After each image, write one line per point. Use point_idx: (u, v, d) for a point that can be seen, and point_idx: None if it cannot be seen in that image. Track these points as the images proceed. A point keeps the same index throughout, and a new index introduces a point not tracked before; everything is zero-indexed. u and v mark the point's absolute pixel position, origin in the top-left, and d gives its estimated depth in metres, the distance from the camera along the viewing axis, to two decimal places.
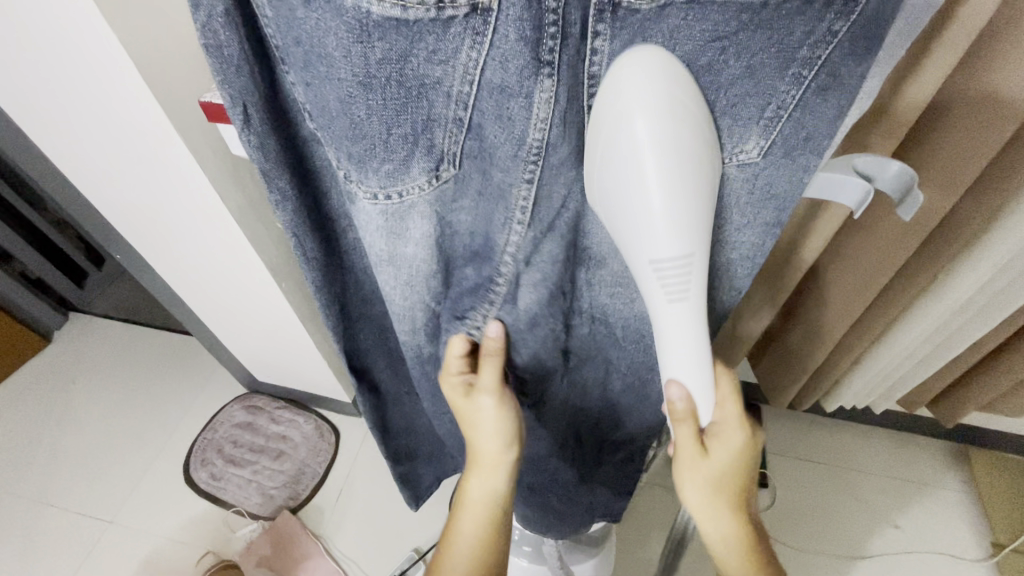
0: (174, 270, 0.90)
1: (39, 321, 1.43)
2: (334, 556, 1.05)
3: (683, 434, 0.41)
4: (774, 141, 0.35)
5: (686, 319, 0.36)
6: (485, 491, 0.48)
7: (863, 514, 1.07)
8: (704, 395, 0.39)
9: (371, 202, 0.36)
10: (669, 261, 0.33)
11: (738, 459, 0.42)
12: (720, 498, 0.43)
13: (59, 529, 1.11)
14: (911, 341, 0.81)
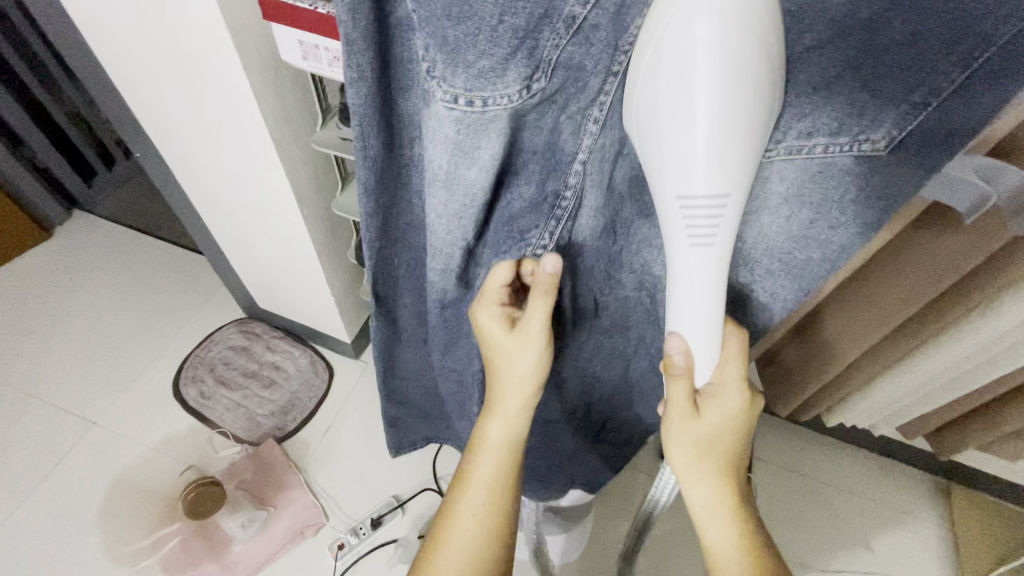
0: (194, 178, 0.87)
1: (43, 213, 1.39)
2: (313, 491, 1.05)
3: (676, 391, 0.41)
4: (910, 133, 0.33)
5: (702, 319, 0.39)
6: (505, 434, 0.50)
7: (836, 531, 1.09)
8: (704, 351, 0.40)
9: (449, 105, 0.33)
10: (698, 198, 0.33)
11: (730, 425, 0.43)
12: (707, 461, 0.44)
13: (42, 422, 1.10)
14: (926, 372, 0.79)
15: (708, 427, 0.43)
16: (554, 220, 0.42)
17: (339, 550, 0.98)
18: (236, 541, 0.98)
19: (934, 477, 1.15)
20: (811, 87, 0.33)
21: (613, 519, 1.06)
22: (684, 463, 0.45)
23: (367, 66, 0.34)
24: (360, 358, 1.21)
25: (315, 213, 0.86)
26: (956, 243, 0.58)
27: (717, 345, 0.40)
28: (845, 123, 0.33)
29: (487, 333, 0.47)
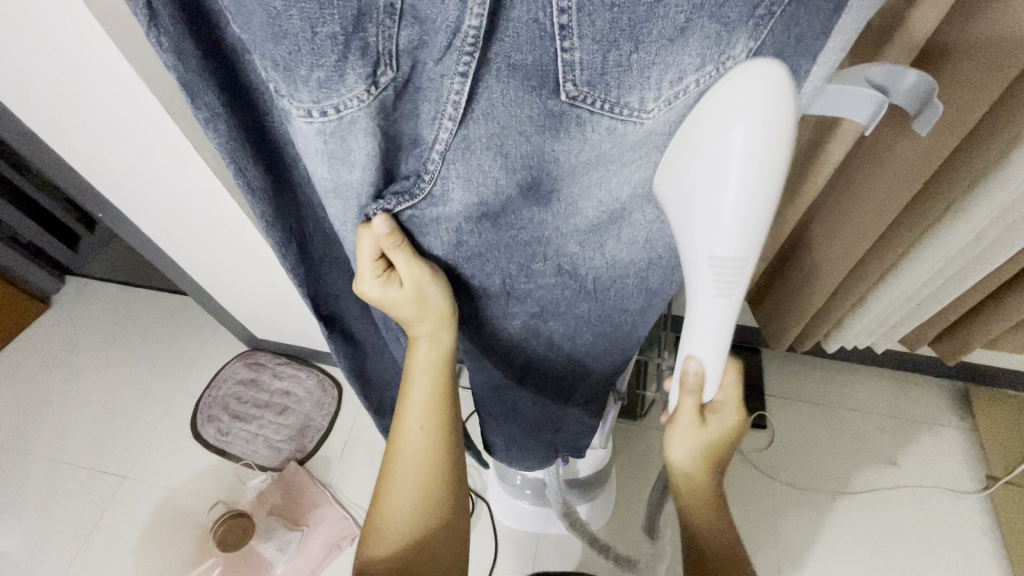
0: (161, 229, 0.88)
1: (37, 285, 1.42)
2: (342, 503, 1.08)
3: (687, 403, 0.44)
4: (764, 41, 0.30)
5: (722, 313, 0.35)
6: (427, 359, 0.51)
7: (860, 451, 1.08)
8: (716, 375, 0.41)
9: (305, 120, 0.31)
10: (729, 259, 0.31)
11: (727, 432, 0.49)
12: (700, 453, 0.49)
13: (76, 485, 1.14)
14: (914, 281, 0.78)
15: (709, 437, 0.48)
16: (442, 205, 0.40)
17: None
18: (277, 564, 1.01)
19: (949, 381, 1.15)
20: (670, 38, 0.29)
21: (636, 477, 1.09)
22: (684, 465, 0.50)
23: (217, 102, 0.34)
24: None
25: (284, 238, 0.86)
26: (911, 153, 0.58)
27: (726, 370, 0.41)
28: (707, 58, 0.30)
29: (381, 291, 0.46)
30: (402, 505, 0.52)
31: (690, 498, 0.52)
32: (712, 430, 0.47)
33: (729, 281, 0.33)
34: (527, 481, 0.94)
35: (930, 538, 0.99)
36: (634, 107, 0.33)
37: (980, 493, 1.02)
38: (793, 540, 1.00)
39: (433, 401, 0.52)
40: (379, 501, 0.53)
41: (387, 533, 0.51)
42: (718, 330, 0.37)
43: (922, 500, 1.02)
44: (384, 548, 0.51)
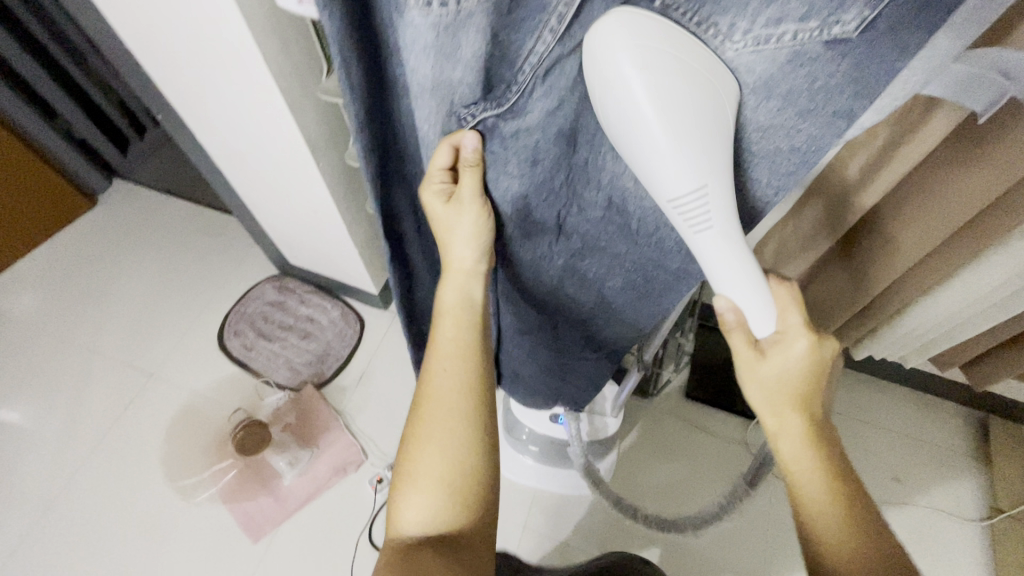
0: (215, 139, 0.89)
1: (86, 182, 1.47)
2: (352, 431, 1.12)
3: (740, 342, 0.41)
4: (882, 12, 0.29)
5: (714, 246, 0.37)
6: (457, 296, 0.52)
7: (866, 463, 1.08)
8: (752, 307, 0.40)
9: (423, 9, 0.31)
10: (685, 193, 0.34)
11: (810, 374, 0.42)
12: (788, 401, 0.42)
13: (108, 375, 1.21)
14: (960, 299, 0.76)
15: (819, 360, 0.41)
16: (522, 122, 0.39)
17: (378, 484, 1.04)
18: (285, 477, 1.06)
19: (967, 411, 1.13)
20: None
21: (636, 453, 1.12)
22: (777, 414, 0.43)
23: None
24: (389, 309, 1.27)
25: (335, 165, 0.87)
26: (991, 168, 0.56)
27: (767, 298, 0.40)
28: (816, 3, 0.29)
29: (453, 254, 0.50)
30: (452, 419, 0.50)
31: (793, 441, 0.43)
32: (824, 349, 0.41)
33: (701, 213, 0.35)
34: (535, 438, 0.96)
35: (920, 557, 0.99)
36: (722, 32, 0.32)
37: (981, 522, 1.01)
38: (784, 538, 1.02)
39: (464, 347, 0.52)
40: (423, 416, 0.50)
41: (437, 447, 0.49)
42: (720, 254, 0.37)
43: (920, 521, 1.02)
44: (436, 452, 0.49)
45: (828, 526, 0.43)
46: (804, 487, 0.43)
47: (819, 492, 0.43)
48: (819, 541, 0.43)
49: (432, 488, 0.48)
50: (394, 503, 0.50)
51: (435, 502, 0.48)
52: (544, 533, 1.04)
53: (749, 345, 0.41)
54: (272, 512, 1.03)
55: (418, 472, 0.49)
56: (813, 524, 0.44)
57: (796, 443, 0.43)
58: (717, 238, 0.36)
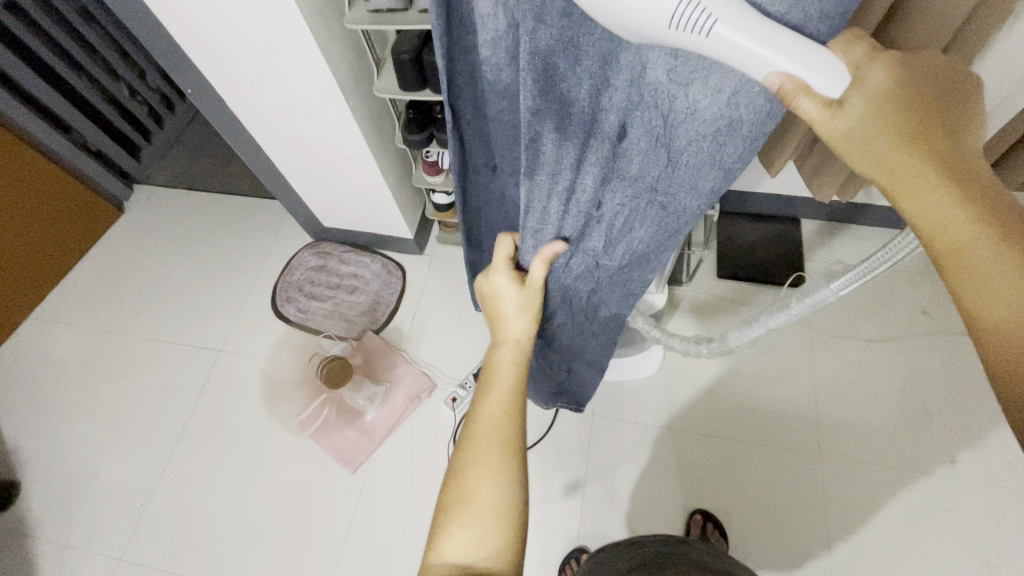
0: (245, 104, 0.94)
1: (111, 194, 1.52)
2: (417, 363, 1.20)
3: (806, 107, 0.33)
4: None
5: (740, 36, 0.30)
6: (509, 363, 0.58)
7: (894, 304, 1.16)
8: (811, 65, 0.31)
9: None
10: (686, 8, 0.30)
11: (902, 114, 0.33)
12: (899, 129, 0.33)
13: (179, 357, 1.29)
14: None
15: (908, 85, 0.33)
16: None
17: (453, 402, 1.12)
18: (367, 412, 1.15)
19: None
20: None
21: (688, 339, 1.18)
22: (886, 157, 0.33)
23: None
24: (424, 254, 1.34)
25: (363, 106, 0.92)
26: None
27: (825, 60, 0.32)
28: None
29: (507, 329, 0.60)
30: (498, 443, 0.52)
31: (910, 168, 0.33)
32: (907, 70, 0.33)
33: (698, 14, 0.30)
34: None
35: (958, 372, 1.07)
36: None
37: None
38: (830, 380, 1.11)
39: (512, 389, 0.56)
40: (468, 455, 0.52)
41: (484, 474, 0.50)
42: (751, 35, 0.30)
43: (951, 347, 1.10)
44: (482, 481, 0.50)
45: (998, 257, 0.32)
46: (944, 216, 0.33)
47: (958, 211, 0.32)
48: (983, 270, 0.32)
49: (479, 517, 0.48)
50: (436, 538, 0.49)
51: (480, 532, 0.48)
52: (612, 419, 1.12)
53: (816, 106, 0.33)
54: (363, 444, 1.12)
55: (470, 498, 0.49)
56: (970, 271, 0.33)
57: (920, 174, 0.33)
58: (731, 26, 0.30)
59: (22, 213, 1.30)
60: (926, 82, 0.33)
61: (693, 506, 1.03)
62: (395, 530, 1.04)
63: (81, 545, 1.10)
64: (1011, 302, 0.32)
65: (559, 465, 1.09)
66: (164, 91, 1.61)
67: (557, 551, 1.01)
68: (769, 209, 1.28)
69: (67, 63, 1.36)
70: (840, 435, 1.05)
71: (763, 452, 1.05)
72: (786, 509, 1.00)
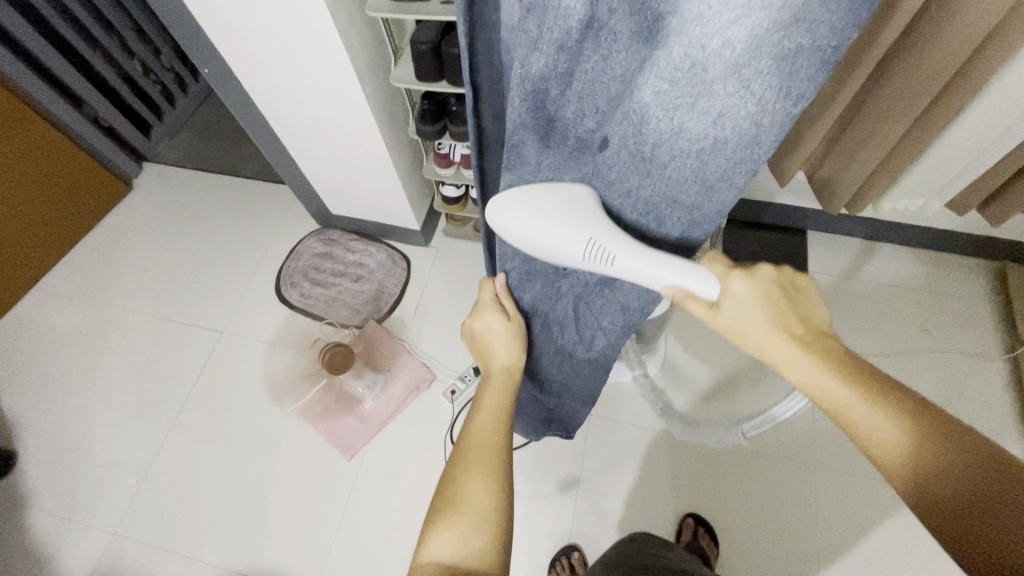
0: (260, 86, 0.94)
1: (120, 170, 1.52)
2: (418, 355, 1.21)
3: (693, 307, 0.43)
4: None
5: (631, 268, 0.42)
6: (497, 394, 0.59)
7: (896, 319, 1.16)
8: (689, 278, 0.41)
9: None
10: (586, 246, 0.42)
11: (769, 308, 0.42)
12: (770, 320, 0.42)
13: (181, 336, 1.29)
14: (965, 140, 0.82)
15: (765, 287, 0.43)
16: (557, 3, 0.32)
17: (452, 394, 1.12)
18: (366, 400, 1.15)
19: (984, 261, 1.20)
20: None
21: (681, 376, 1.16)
22: (763, 337, 0.42)
23: None
24: (430, 245, 1.34)
25: (378, 95, 0.93)
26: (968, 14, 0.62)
27: (697, 269, 0.41)
28: None
29: (495, 360, 0.61)
30: (486, 455, 0.53)
31: (787, 363, 0.41)
32: (763, 279, 0.43)
33: (596, 250, 0.42)
34: None
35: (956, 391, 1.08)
36: None
37: (1002, 356, 1.10)
38: None
39: (501, 408, 0.57)
40: (458, 463, 0.53)
41: (475, 477, 0.51)
42: (639, 265, 0.42)
43: (950, 365, 1.10)
44: (471, 484, 0.51)
45: (872, 420, 0.37)
46: (831, 396, 0.39)
47: (835, 385, 0.39)
48: (868, 435, 0.38)
49: (468, 519, 0.48)
50: (423, 536, 0.49)
51: (468, 534, 0.48)
52: (609, 420, 1.13)
53: (702, 306, 0.42)
54: (360, 431, 1.13)
55: (457, 501, 0.50)
56: (864, 428, 0.38)
57: (793, 357, 0.41)
58: (623, 258, 0.42)
59: (32, 185, 1.31)
60: (776, 284, 0.43)
61: (685, 510, 1.03)
62: (388, 518, 1.04)
63: (76, 517, 1.10)
64: (907, 468, 0.36)
65: (554, 463, 1.09)
66: (177, 71, 1.62)
67: (547, 547, 1.02)
68: (775, 219, 1.28)
69: (83, 37, 1.36)
70: (834, 449, 1.06)
71: (757, 461, 1.06)
72: (777, 520, 1.01)
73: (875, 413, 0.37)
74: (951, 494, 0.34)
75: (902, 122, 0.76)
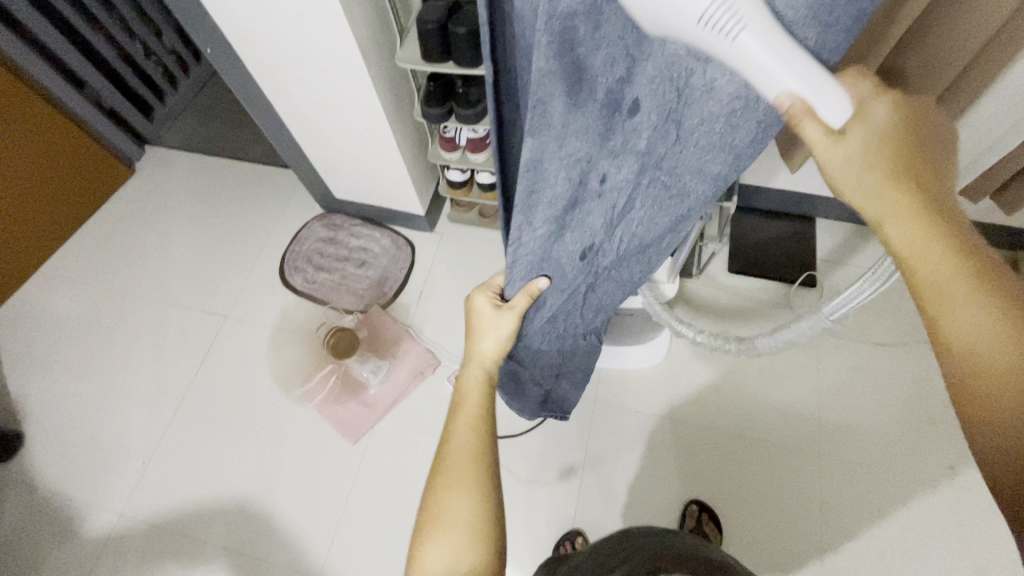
0: (263, 67, 0.92)
1: (123, 153, 1.51)
2: (422, 341, 1.20)
3: (811, 131, 0.37)
4: None
5: (757, 49, 0.31)
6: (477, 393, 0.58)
7: (905, 308, 1.15)
8: (815, 91, 0.34)
9: None
10: (712, 7, 0.30)
11: (888, 156, 0.37)
12: (889, 165, 0.37)
13: (185, 320, 1.29)
14: None
15: (895, 134, 0.37)
16: None
17: None
18: (370, 386, 1.15)
19: None
20: None
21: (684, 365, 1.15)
22: (879, 177, 0.37)
23: None
24: (435, 231, 1.33)
25: (383, 76, 0.91)
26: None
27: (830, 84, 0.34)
28: None
29: (479, 352, 0.60)
30: (468, 468, 0.53)
31: (897, 211, 0.37)
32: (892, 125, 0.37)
33: (728, 16, 0.30)
34: None
35: None
36: None
37: None
38: (833, 383, 1.10)
39: (480, 415, 0.56)
40: (440, 476, 0.53)
41: (456, 494, 0.51)
42: (766, 54, 0.32)
43: None
44: (454, 500, 0.51)
45: (968, 303, 0.34)
46: (928, 262, 0.36)
47: (942, 249, 0.35)
48: (957, 322, 0.35)
49: (455, 532, 0.50)
50: (416, 551, 0.51)
51: (456, 547, 0.49)
52: (614, 407, 1.13)
53: (820, 130, 0.36)
54: (365, 416, 1.13)
55: (441, 517, 0.50)
56: (946, 311, 0.35)
57: (903, 210, 0.37)
58: (754, 35, 0.31)
59: (34, 169, 1.30)
60: (908, 126, 0.38)
61: (689, 497, 1.03)
62: (393, 502, 1.05)
63: (84, 497, 1.11)
64: (989, 356, 0.34)
65: (559, 449, 1.09)
66: (178, 52, 1.59)
67: (551, 532, 1.02)
68: (784, 206, 1.26)
69: (83, 16, 1.34)
70: (839, 437, 1.05)
71: (761, 448, 1.06)
72: (780, 506, 1.01)
73: (967, 289, 0.34)
74: (1011, 408, 0.33)
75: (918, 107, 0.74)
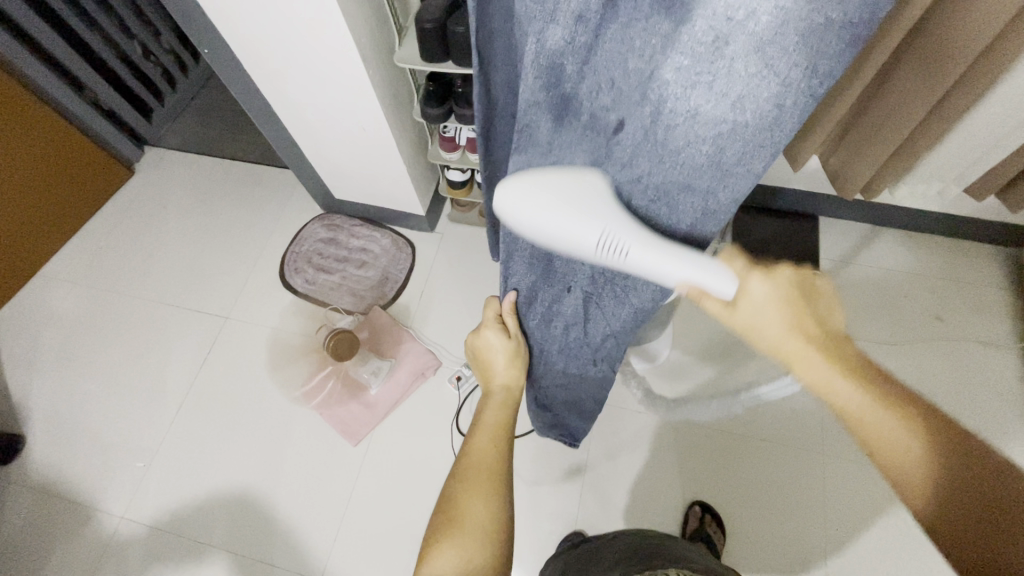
0: (261, 68, 0.92)
1: (122, 154, 1.51)
2: (423, 341, 1.20)
3: (710, 305, 0.43)
4: None
5: (648, 259, 0.41)
6: (496, 415, 0.60)
7: (908, 306, 1.15)
8: (703, 278, 0.41)
9: None
10: (599, 242, 0.40)
11: (784, 308, 0.43)
12: (787, 308, 0.42)
13: (185, 321, 1.29)
14: (988, 124, 0.79)
15: (783, 288, 0.43)
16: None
17: (458, 380, 1.13)
18: (372, 386, 1.15)
19: (998, 248, 1.18)
20: None
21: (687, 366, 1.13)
22: (778, 330, 0.42)
23: None
24: (435, 231, 1.33)
25: (381, 76, 0.90)
26: None
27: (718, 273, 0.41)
28: None
29: (495, 378, 0.62)
30: (487, 477, 0.54)
31: (802, 360, 0.42)
32: (782, 279, 0.43)
33: (611, 248, 0.40)
34: None
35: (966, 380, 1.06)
36: None
37: (1015, 345, 1.09)
38: None
39: (501, 430, 0.58)
40: (459, 487, 0.54)
41: (477, 502, 0.52)
42: (658, 254, 0.40)
43: (961, 354, 1.09)
44: (475, 506, 0.52)
45: (894, 430, 0.38)
46: (844, 397, 0.40)
47: (855, 392, 0.40)
48: (884, 443, 0.39)
49: (472, 538, 0.50)
50: (428, 552, 0.50)
51: (471, 551, 0.49)
52: (615, 407, 1.12)
53: (717, 304, 0.43)
54: (366, 417, 1.13)
55: (460, 522, 0.51)
56: (873, 435, 0.39)
57: (814, 358, 0.41)
58: (640, 253, 0.40)
59: (34, 170, 1.29)
60: (795, 282, 0.43)
61: (692, 498, 1.03)
62: (394, 503, 1.05)
63: (85, 499, 1.11)
64: (918, 472, 0.37)
65: (560, 450, 1.09)
66: (176, 52, 1.59)
67: (553, 533, 1.02)
68: (786, 205, 1.25)
69: (80, 17, 1.34)
70: (843, 436, 1.05)
71: (764, 447, 1.05)
72: (784, 506, 1.01)
73: (882, 410, 0.39)
74: (955, 503, 0.36)
75: (922, 106, 0.73)
